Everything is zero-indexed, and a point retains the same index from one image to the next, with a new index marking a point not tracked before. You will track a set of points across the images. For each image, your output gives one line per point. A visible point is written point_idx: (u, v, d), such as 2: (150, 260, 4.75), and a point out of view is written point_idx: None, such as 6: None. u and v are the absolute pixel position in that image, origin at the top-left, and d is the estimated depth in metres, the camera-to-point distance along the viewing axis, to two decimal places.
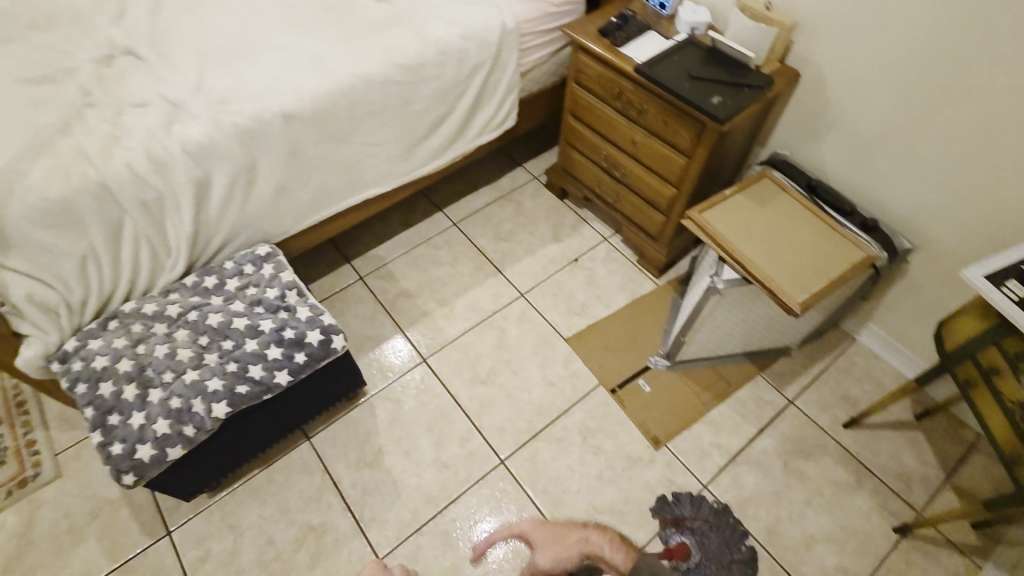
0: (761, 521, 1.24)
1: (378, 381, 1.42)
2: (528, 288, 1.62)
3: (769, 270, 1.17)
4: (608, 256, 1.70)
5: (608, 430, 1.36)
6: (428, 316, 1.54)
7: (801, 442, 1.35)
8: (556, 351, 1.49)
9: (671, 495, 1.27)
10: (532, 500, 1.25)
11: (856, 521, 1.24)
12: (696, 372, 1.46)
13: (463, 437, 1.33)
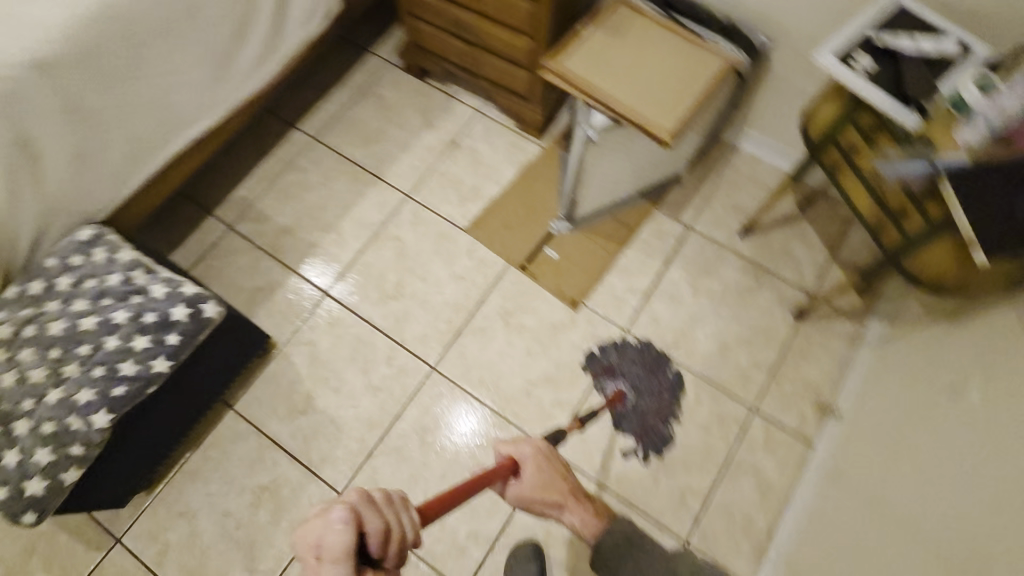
0: (680, 345, 1.33)
1: (285, 329, 1.34)
2: (413, 187, 1.51)
3: (633, 104, 1.12)
4: (487, 130, 1.59)
5: (527, 307, 1.37)
6: (316, 247, 1.43)
7: (704, 263, 1.41)
8: (458, 244, 1.44)
9: (597, 347, 1.33)
10: (471, 394, 1.29)
11: (761, 319, 1.36)
12: (598, 225, 1.45)
13: (389, 357, 1.31)
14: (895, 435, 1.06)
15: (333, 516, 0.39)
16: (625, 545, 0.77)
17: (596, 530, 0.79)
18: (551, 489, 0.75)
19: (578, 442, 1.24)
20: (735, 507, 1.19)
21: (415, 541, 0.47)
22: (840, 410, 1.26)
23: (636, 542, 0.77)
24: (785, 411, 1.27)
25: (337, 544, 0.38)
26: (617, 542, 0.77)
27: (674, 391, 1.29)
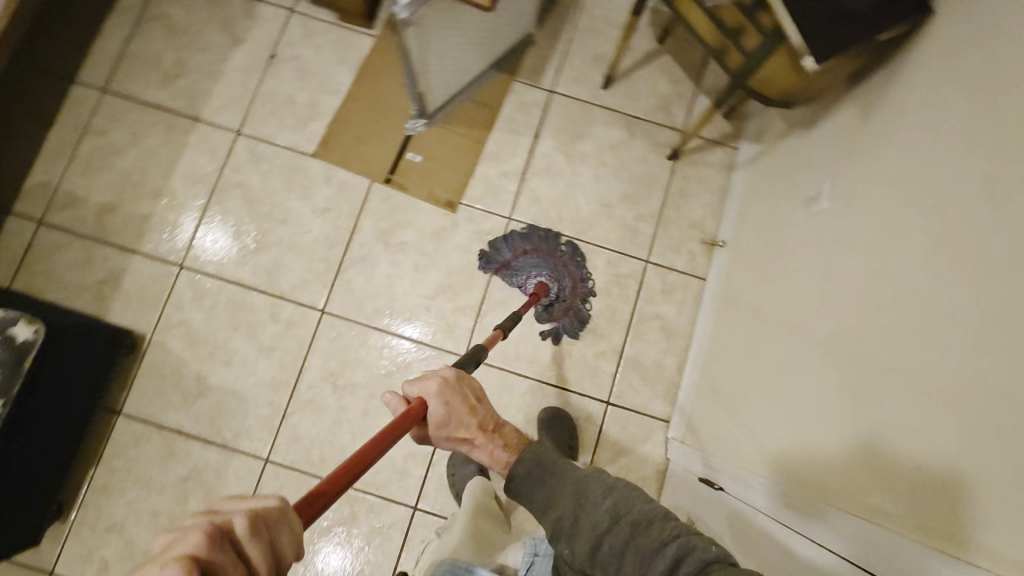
0: (566, 219, 1.30)
1: (149, 316, 1.22)
2: (241, 120, 1.30)
3: None
4: (307, 31, 1.34)
5: (402, 222, 1.29)
6: (152, 218, 1.26)
7: (573, 127, 1.34)
8: (310, 172, 1.29)
9: (487, 247, 1.28)
10: (370, 326, 1.24)
11: (638, 171, 1.33)
12: (455, 112, 1.32)
13: (272, 314, 1.23)
14: (767, 253, 1.11)
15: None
16: (538, 475, 0.70)
17: (507, 462, 0.75)
18: (457, 424, 0.76)
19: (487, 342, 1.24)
20: (644, 357, 1.26)
21: (296, 549, 0.45)
22: (722, 239, 1.29)
23: (551, 469, 0.71)
24: (675, 256, 1.30)
25: None
26: (527, 474, 0.71)
27: (578, 262, 1.28)
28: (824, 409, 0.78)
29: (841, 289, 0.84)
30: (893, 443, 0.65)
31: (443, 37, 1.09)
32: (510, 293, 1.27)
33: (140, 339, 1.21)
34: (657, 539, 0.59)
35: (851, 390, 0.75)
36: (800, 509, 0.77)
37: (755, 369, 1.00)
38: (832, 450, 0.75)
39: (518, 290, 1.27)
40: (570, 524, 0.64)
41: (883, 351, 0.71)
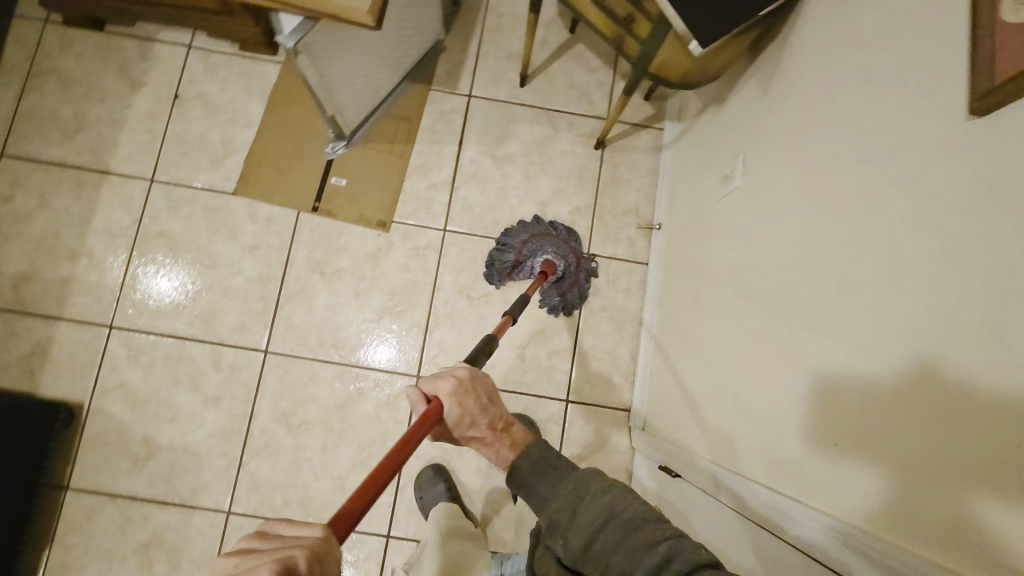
0: (502, 223, 1.29)
1: (85, 384, 1.17)
2: (153, 167, 1.25)
3: None
4: (208, 65, 1.29)
5: (336, 249, 1.25)
6: (73, 281, 1.20)
7: (496, 129, 1.32)
8: (233, 211, 1.25)
9: (491, 253, 1.24)
10: (317, 360, 1.21)
11: (568, 164, 1.32)
12: (374, 130, 1.29)
13: (214, 363, 1.19)
14: (697, 231, 1.11)
15: None
16: (543, 470, 0.65)
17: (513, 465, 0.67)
18: (469, 423, 0.70)
19: (438, 358, 1.23)
20: (598, 350, 1.26)
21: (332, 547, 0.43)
22: (658, 222, 1.29)
23: (554, 465, 0.65)
24: (615, 244, 1.30)
25: None
26: (531, 465, 0.65)
27: (574, 236, 1.24)
28: (812, 353, 0.68)
29: (806, 218, 0.74)
30: (890, 369, 0.55)
31: (345, 61, 1.06)
32: (456, 305, 1.25)
33: (78, 409, 1.16)
34: (650, 543, 0.54)
35: (834, 323, 0.65)
36: (806, 472, 0.66)
37: (730, 327, 0.91)
38: (827, 397, 0.64)
39: (463, 302, 1.25)
40: (566, 519, 0.59)
41: (860, 271, 0.62)
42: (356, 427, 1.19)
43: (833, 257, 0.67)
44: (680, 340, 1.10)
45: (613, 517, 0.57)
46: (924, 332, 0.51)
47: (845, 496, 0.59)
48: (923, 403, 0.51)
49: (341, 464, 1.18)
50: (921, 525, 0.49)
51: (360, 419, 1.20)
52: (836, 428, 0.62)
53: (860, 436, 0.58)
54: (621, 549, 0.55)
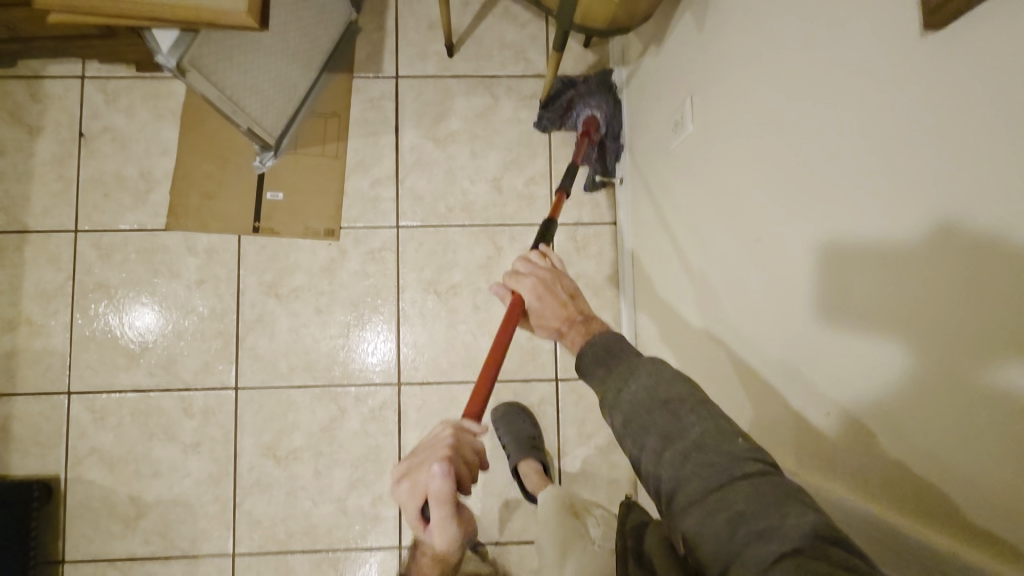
0: (456, 208, 1.21)
1: (56, 456, 1.12)
2: (74, 216, 1.16)
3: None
4: (109, 94, 1.18)
5: (287, 268, 1.18)
6: (16, 353, 1.13)
7: (432, 108, 1.22)
8: (169, 247, 1.17)
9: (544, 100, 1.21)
10: (291, 386, 1.16)
11: (515, 132, 1.23)
12: (301, 133, 1.19)
13: (185, 410, 1.14)
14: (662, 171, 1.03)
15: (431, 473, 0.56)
16: (603, 356, 0.60)
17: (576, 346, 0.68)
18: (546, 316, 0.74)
19: (417, 360, 1.18)
20: None
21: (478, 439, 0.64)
22: (620, 176, 1.21)
23: (618, 349, 0.61)
24: (579, 209, 1.23)
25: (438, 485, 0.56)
26: (594, 354, 0.61)
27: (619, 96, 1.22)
28: (809, 249, 0.61)
29: (778, 101, 0.66)
30: (902, 243, 0.48)
31: (244, 68, 0.96)
32: (424, 303, 1.19)
33: (55, 481, 1.11)
34: (687, 427, 0.50)
35: (824, 205, 0.58)
36: (823, 377, 0.59)
37: (716, 244, 0.83)
38: (833, 291, 0.57)
39: (431, 298, 1.19)
40: (613, 396, 0.56)
41: (845, 139, 0.54)
42: (346, 446, 1.15)
43: (815, 140, 0.59)
44: (664, 287, 1.04)
45: (657, 396, 0.53)
46: (927, 202, 0.44)
47: (867, 392, 0.52)
48: (946, 274, 0.44)
49: (338, 486, 1.14)
50: (950, 402, 0.44)
51: (348, 438, 1.16)
52: (850, 321, 0.55)
53: (875, 326, 0.51)
54: (658, 430, 0.51)
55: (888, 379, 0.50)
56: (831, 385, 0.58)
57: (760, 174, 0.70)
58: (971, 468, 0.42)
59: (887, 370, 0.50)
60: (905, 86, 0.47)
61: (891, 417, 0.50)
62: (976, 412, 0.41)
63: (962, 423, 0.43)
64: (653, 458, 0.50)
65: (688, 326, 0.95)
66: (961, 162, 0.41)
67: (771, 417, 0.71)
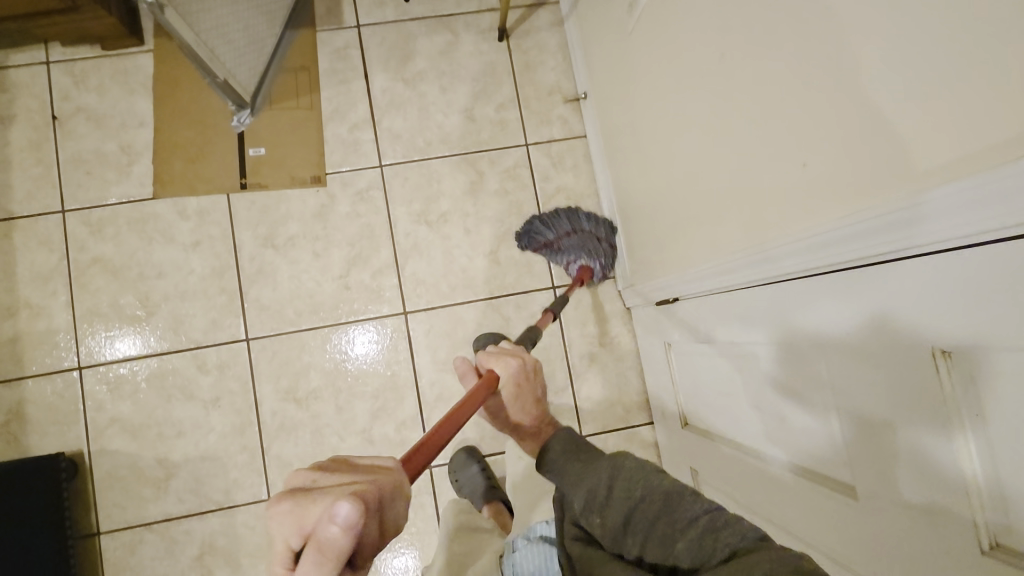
0: (434, 141, 1.27)
1: (76, 431, 1.12)
2: (60, 197, 1.17)
3: None
4: (77, 76, 1.20)
5: (280, 219, 1.21)
6: (21, 337, 1.13)
7: (396, 50, 1.28)
8: (160, 216, 1.19)
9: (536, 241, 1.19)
10: (301, 329, 1.19)
11: (478, 64, 1.30)
12: (274, 90, 1.23)
13: (199, 367, 1.16)
14: (622, 76, 1.07)
15: (335, 513, 0.37)
16: (575, 454, 0.69)
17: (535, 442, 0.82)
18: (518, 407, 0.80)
19: (419, 289, 1.22)
20: None
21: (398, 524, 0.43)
22: (582, 92, 1.28)
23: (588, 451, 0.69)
24: (549, 127, 1.30)
25: (332, 537, 0.37)
26: (565, 450, 0.70)
27: (597, 226, 1.21)
28: (774, 312, 0.69)
29: (702, 82, 0.76)
30: (827, 174, 0.56)
31: (216, 17, 1.00)
32: (417, 234, 1.24)
33: (79, 457, 1.12)
34: (688, 515, 0.54)
35: (777, 267, 0.66)
36: (796, 348, 0.65)
37: (697, 243, 0.89)
38: (798, 310, 0.64)
39: (423, 229, 1.24)
40: (603, 493, 0.61)
41: (791, 201, 0.62)
42: (362, 379, 1.19)
43: (743, 117, 0.68)
44: (653, 317, 1.13)
45: (652, 487, 0.59)
46: (866, 298, 0.53)
47: (832, 452, 0.61)
48: (856, 171, 0.52)
49: (361, 418, 1.18)
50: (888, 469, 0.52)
51: (363, 371, 1.19)
52: (804, 284, 0.62)
53: (835, 387, 0.58)
54: (662, 528, 0.56)
55: (837, 308, 0.57)
56: (804, 353, 0.64)
57: (711, 162, 0.78)
58: (909, 527, 0.50)
59: (837, 294, 0.57)
60: (790, 22, 0.57)
61: (848, 342, 0.56)
62: (910, 481, 0.49)
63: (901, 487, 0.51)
64: (662, 549, 0.55)
65: (681, 370, 1.03)
66: (844, 61, 0.51)
67: (766, 402, 0.74)
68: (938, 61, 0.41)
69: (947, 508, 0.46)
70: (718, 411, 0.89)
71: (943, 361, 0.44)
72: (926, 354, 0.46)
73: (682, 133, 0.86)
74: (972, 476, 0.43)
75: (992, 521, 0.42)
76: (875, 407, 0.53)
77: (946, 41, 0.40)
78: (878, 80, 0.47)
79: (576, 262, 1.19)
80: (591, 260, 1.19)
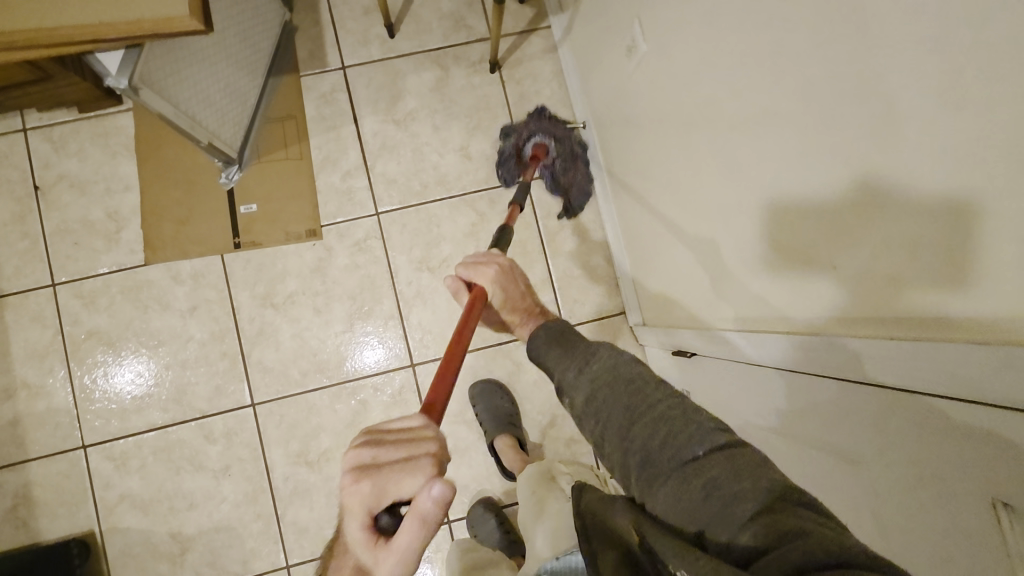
0: (431, 183, 1.22)
1: (85, 511, 1.10)
2: (49, 270, 1.13)
3: (121, 17, 0.78)
4: (56, 141, 1.16)
5: (277, 276, 1.17)
6: (22, 419, 1.10)
7: (385, 90, 1.23)
8: (154, 282, 1.15)
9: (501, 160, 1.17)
10: (307, 390, 1.15)
11: (471, 98, 1.24)
12: (261, 141, 1.19)
13: (206, 437, 1.13)
14: (622, 113, 1.02)
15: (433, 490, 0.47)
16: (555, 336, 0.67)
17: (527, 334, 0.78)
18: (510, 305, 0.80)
19: (425, 337, 1.18)
20: (574, 268, 1.23)
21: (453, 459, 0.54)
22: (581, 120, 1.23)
23: (574, 333, 0.66)
24: None
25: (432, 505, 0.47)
26: (548, 337, 0.66)
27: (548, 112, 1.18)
28: (793, 303, 0.63)
29: (709, 136, 0.73)
30: (846, 256, 0.53)
31: (195, 83, 0.95)
32: (420, 281, 1.20)
33: (91, 537, 1.09)
34: (650, 401, 0.51)
35: (795, 242, 0.60)
36: (822, 439, 0.59)
37: (705, 250, 0.83)
38: (822, 302, 0.58)
39: (426, 276, 1.20)
40: (572, 376, 0.60)
41: (795, 167, 0.57)
42: None
43: (755, 182, 0.65)
44: (668, 358, 1.09)
45: (621, 374, 0.56)
46: (894, 280, 0.47)
47: (860, 498, 0.54)
48: (878, 260, 0.49)
49: None
50: (925, 529, 0.45)
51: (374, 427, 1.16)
52: (826, 373, 0.57)
53: (863, 418, 0.52)
54: (622, 411, 0.52)
55: (864, 406, 0.52)
56: (829, 444, 0.58)
57: (716, 185, 0.75)
58: None
59: (863, 391, 0.52)
60: (804, 97, 0.53)
61: (879, 450, 0.50)
62: (950, 548, 0.42)
63: (940, 552, 0.44)
64: (617, 430, 0.52)
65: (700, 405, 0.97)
66: (861, 145, 0.48)
67: (788, 436, 0.67)
68: (954, 159, 0.39)
69: None
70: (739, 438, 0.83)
71: (1001, 510, 0.37)
72: (975, 491, 0.40)
73: (691, 184, 0.82)
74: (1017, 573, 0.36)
75: None
76: (910, 457, 0.46)
77: (969, 150, 0.38)
78: (890, 164, 0.45)
79: (532, 139, 1.14)
80: (547, 139, 1.14)
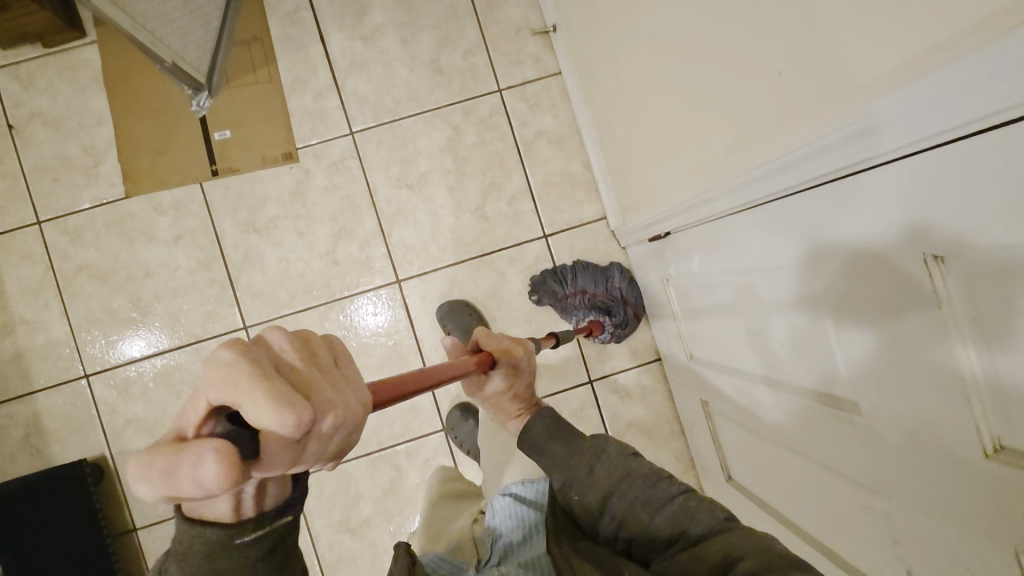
0: (403, 99, 1.21)
1: (95, 437, 1.14)
2: (33, 208, 1.15)
3: None
4: (24, 79, 1.15)
5: (257, 202, 1.18)
6: (24, 352, 1.14)
7: (350, 5, 1.21)
8: (136, 214, 1.16)
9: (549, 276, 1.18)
10: (298, 310, 1.18)
11: (437, 8, 1.22)
12: (228, 66, 1.17)
13: (204, 360, 1.16)
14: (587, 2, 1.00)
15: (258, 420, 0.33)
16: (549, 429, 0.71)
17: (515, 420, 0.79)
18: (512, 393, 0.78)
19: (407, 253, 1.20)
20: (552, 177, 1.22)
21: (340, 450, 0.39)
22: (551, 24, 1.21)
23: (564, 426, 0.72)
24: (521, 68, 1.23)
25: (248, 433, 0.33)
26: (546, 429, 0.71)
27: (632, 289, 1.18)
28: (759, 196, 0.64)
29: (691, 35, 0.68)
30: (839, 195, 0.51)
31: None
32: (399, 199, 1.20)
33: (102, 461, 1.14)
34: (666, 494, 0.61)
35: (760, 127, 0.60)
36: (820, 360, 0.61)
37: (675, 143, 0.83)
38: (785, 191, 0.59)
39: (405, 192, 1.20)
40: (586, 475, 0.65)
41: (751, 46, 0.56)
42: (365, 353, 1.18)
43: (731, 85, 0.63)
44: (646, 258, 1.11)
45: (628, 470, 0.64)
46: (841, 155, 0.48)
47: (837, 365, 0.59)
48: (835, 156, 0.49)
49: None
50: (894, 377, 0.50)
51: (365, 344, 1.18)
52: (817, 279, 0.58)
53: (835, 293, 0.55)
54: (640, 502, 0.61)
55: (836, 278, 0.54)
56: (828, 366, 0.60)
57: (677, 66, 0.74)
58: (916, 432, 0.49)
59: (835, 265, 0.54)
60: None
61: (852, 317, 0.54)
62: (916, 386, 0.47)
63: (907, 390, 0.49)
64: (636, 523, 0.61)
65: (684, 309, 1.01)
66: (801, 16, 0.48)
67: (768, 328, 0.72)
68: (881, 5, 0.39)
69: (948, 417, 0.45)
70: (720, 330, 0.88)
71: (936, 266, 0.42)
72: (978, 434, 0.42)
73: (660, 69, 0.79)
74: (973, 385, 0.41)
75: (995, 418, 0.40)
76: (876, 314, 0.50)
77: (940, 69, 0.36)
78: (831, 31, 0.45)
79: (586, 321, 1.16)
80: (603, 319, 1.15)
